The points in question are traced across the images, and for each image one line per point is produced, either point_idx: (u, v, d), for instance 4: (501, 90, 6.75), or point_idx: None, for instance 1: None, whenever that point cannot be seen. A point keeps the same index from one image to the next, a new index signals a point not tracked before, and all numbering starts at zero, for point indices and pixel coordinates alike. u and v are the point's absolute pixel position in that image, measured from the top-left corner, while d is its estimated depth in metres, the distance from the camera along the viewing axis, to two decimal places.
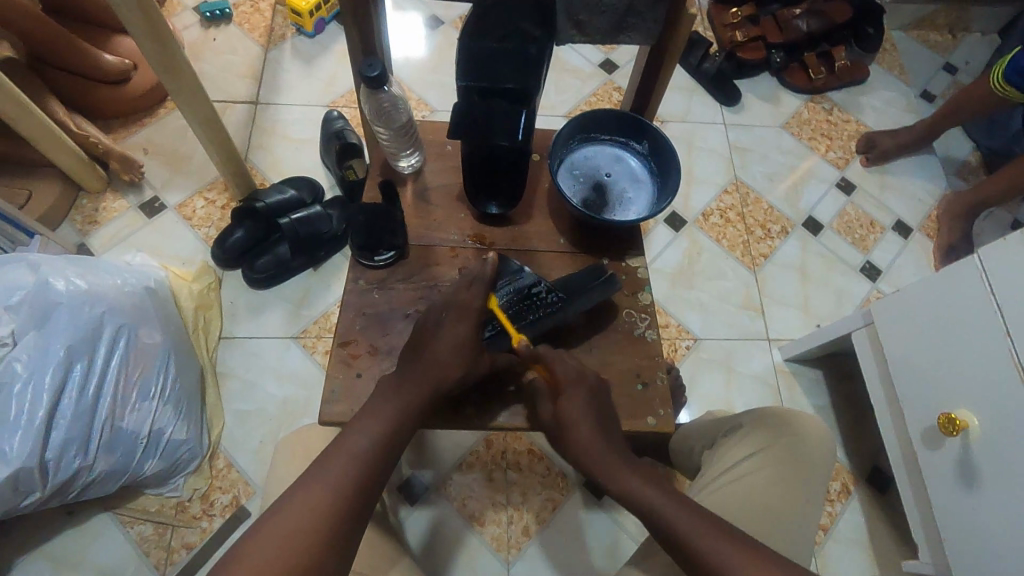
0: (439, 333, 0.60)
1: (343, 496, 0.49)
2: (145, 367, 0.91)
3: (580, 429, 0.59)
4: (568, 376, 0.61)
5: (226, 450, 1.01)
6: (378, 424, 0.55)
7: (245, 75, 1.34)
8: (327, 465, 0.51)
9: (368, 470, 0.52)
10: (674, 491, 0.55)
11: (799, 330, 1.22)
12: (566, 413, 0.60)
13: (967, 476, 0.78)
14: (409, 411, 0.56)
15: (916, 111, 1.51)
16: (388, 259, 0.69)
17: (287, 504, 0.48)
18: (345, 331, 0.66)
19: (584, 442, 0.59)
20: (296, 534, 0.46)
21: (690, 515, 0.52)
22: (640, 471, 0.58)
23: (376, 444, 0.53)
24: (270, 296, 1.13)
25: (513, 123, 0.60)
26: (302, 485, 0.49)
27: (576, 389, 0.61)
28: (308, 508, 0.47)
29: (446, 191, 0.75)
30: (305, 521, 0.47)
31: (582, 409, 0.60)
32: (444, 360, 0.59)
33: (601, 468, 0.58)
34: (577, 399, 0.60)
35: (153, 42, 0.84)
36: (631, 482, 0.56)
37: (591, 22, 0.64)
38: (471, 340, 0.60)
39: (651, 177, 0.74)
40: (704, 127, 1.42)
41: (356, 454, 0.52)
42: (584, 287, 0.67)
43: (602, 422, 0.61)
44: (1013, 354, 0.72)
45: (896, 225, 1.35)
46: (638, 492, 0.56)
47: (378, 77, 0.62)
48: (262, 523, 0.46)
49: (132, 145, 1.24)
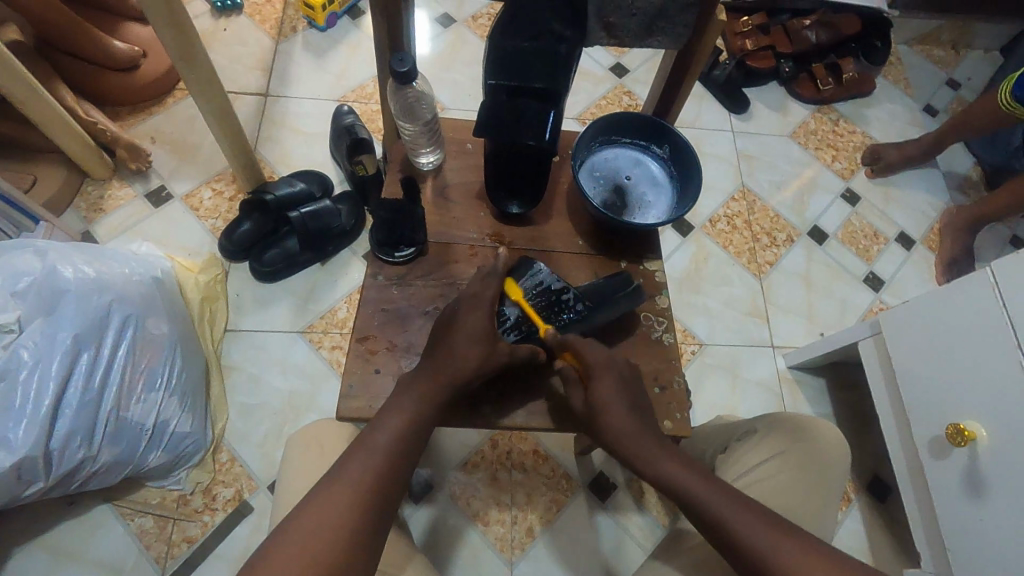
0: (455, 326, 0.59)
1: (367, 495, 0.49)
2: (151, 358, 0.90)
3: (615, 409, 0.59)
4: (599, 361, 0.61)
5: (229, 444, 1.00)
6: (398, 420, 0.54)
7: (255, 66, 1.33)
8: (349, 463, 0.50)
9: (391, 467, 0.51)
10: (708, 478, 0.55)
11: (803, 338, 1.23)
12: (598, 395, 0.60)
13: (972, 487, 0.79)
14: (428, 406, 0.56)
15: (920, 124, 1.53)
16: (408, 256, 0.69)
17: (311, 504, 0.47)
18: (363, 326, 0.65)
19: (615, 423, 0.59)
20: (322, 532, 0.45)
21: (726, 497, 0.53)
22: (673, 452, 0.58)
23: (397, 440, 0.53)
24: (277, 289, 1.12)
25: (540, 122, 0.60)
26: (325, 482, 0.49)
27: (606, 371, 0.60)
28: (333, 508, 0.47)
29: (466, 189, 0.75)
30: (331, 519, 0.46)
31: (614, 390, 0.60)
32: (460, 353, 0.58)
33: (634, 451, 0.58)
34: (609, 379, 0.60)
35: (171, 30, 0.84)
36: (664, 465, 0.57)
37: (621, 25, 0.64)
38: (489, 329, 0.59)
39: (670, 181, 0.75)
40: (713, 134, 1.43)
41: (379, 451, 0.52)
42: (612, 296, 0.67)
43: (634, 403, 0.60)
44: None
45: (899, 237, 1.37)
46: (674, 480, 0.56)
47: (408, 73, 0.61)
48: (287, 523, 0.46)
49: (139, 133, 1.22)
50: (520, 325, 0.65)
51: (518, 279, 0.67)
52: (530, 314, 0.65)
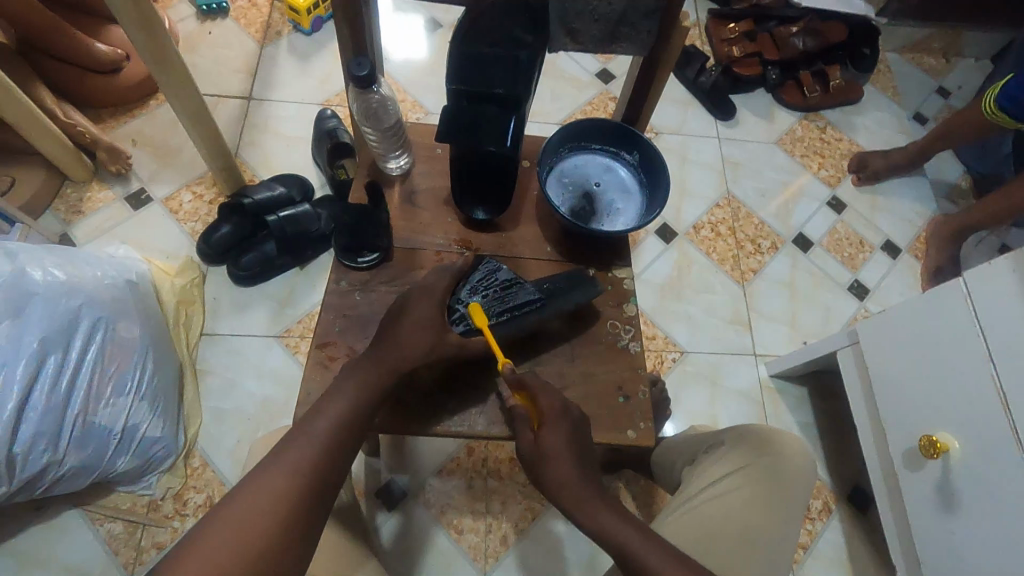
0: (403, 315, 0.59)
1: (299, 486, 0.48)
2: (121, 362, 0.89)
3: (560, 465, 0.57)
4: (552, 408, 0.59)
5: (201, 449, 0.99)
6: (338, 409, 0.54)
7: (239, 70, 1.33)
8: (284, 453, 0.50)
9: (327, 459, 0.51)
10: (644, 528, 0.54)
11: (785, 346, 1.22)
12: (545, 447, 0.57)
13: (946, 500, 0.78)
14: (368, 395, 0.55)
15: (908, 132, 1.52)
16: (371, 262, 0.68)
17: (243, 491, 0.47)
18: (324, 332, 0.65)
19: (561, 473, 0.57)
20: (251, 523, 0.45)
21: (664, 566, 0.51)
22: (617, 511, 0.56)
23: (335, 428, 0.53)
24: (254, 293, 1.11)
25: (500, 128, 0.59)
26: (259, 473, 0.48)
27: (559, 420, 0.58)
28: (265, 497, 0.47)
29: (434, 195, 0.74)
30: (262, 510, 0.46)
31: (565, 439, 0.58)
32: (407, 342, 0.58)
33: (575, 503, 0.56)
34: (562, 429, 0.58)
35: (143, 32, 0.83)
36: (604, 520, 0.55)
37: (584, 30, 0.63)
38: (437, 320, 0.59)
39: (640, 188, 0.74)
40: (698, 140, 1.42)
41: (316, 444, 0.51)
42: (564, 288, 0.67)
43: (581, 456, 0.58)
44: (994, 378, 0.72)
45: (885, 245, 1.36)
46: (613, 530, 0.55)
47: (369, 76, 0.61)
48: (213, 514, 0.45)
49: (120, 135, 1.22)
50: (469, 318, 0.63)
51: (472, 274, 0.66)
52: (480, 307, 0.64)
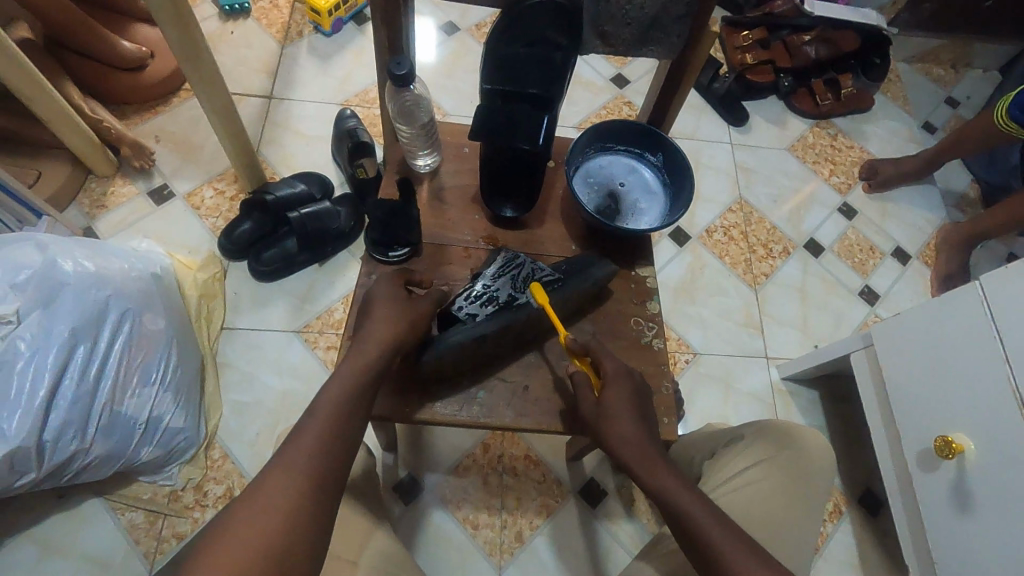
0: (372, 304, 0.62)
1: (312, 470, 0.49)
2: (146, 354, 0.91)
3: (623, 423, 0.59)
4: (617, 372, 0.62)
5: (222, 441, 1.00)
6: (334, 395, 0.54)
7: (261, 69, 1.35)
8: (297, 442, 0.50)
9: (334, 446, 0.51)
10: (703, 496, 0.55)
11: (796, 349, 1.23)
12: (610, 404, 0.60)
13: (959, 500, 0.79)
14: (365, 377, 0.56)
15: (918, 141, 1.54)
16: (402, 256, 0.70)
17: (263, 483, 0.47)
18: (355, 324, 0.66)
19: (623, 434, 0.58)
20: (269, 519, 0.45)
21: (723, 531, 0.52)
22: (673, 468, 0.57)
23: (340, 411, 0.53)
24: (274, 289, 1.13)
25: (533, 127, 0.61)
26: (268, 471, 0.48)
27: (623, 381, 0.61)
28: (284, 485, 0.47)
29: (462, 192, 0.76)
30: (277, 506, 0.46)
31: (628, 401, 0.60)
32: (381, 322, 0.59)
33: (638, 462, 0.57)
34: (624, 392, 0.60)
35: (177, 30, 0.85)
36: (668, 481, 0.55)
37: (616, 34, 0.65)
38: (404, 301, 0.62)
39: (663, 189, 0.76)
40: (711, 145, 1.44)
41: (319, 435, 0.51)
42: (584, 265, 0.69)
43: (645, 420, 0.60)
44: (1010, 379, 0.74)
45: (895, 251, 1.37)
46: (675, 493, 0.55)
47: (406, 77, 0.63)
48: (231, 517, 0.45)
49: (144, 132, 1.24)
50: (482, 297, 0.65)
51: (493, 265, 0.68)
52: (496, 288, 0.66)
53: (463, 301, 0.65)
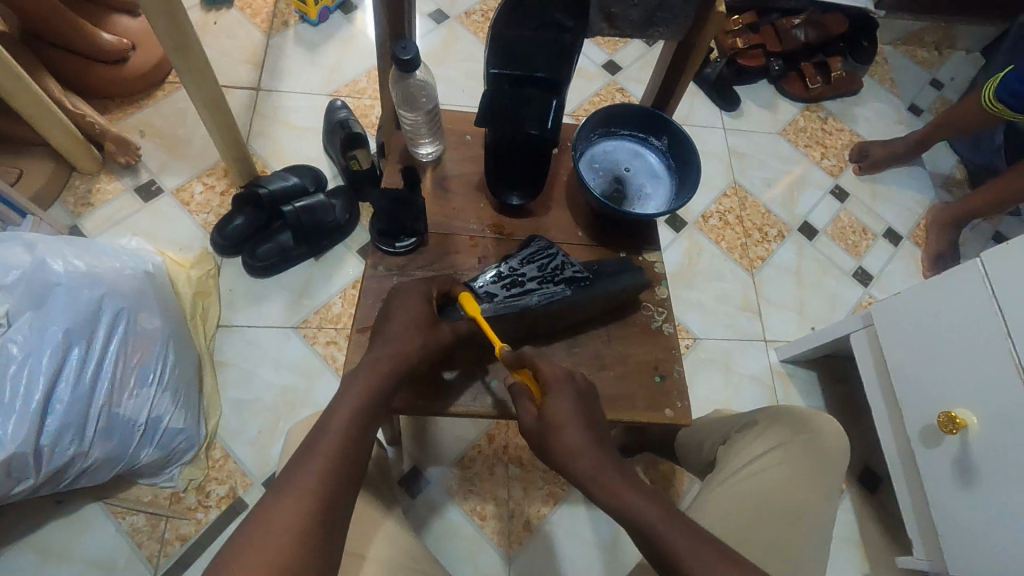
0: (391, 316, 0.59)
1: (319, 494, 0.47)
2: (144, 354, 0.88)
3: (569, 430, 0.55)
4: (556, 375, 0.58)
5: (222, 441, 0.99)
6: (346, 414, 0.52)
7: (247, 60, 1.31)
8: (303, 466, 0.48)
9: (346, 466, 0.49)
10: (670, 508, 0.52)
11: (794, 332, 1.25)
12: (551, 415, 0.56)
13: (963, 475, 0.81)
14: (373, 397, 0.54)
15: (906, 123, 1.56)
16: (408, 246, 0.69)
17: (267, 511, 0.45)
18: (364, 316, 0.65)
19: (574, 442, 0.55)
20: (277, 544, 0.43)
21: (695, 541, 0.50)
22: (630, 480, 0.54)
23: (347, 432, 0.51)
24: (270, 284, 1.11)
25: (542, 111, 0.60)
26: (275, 495, 0.46)
27: (563, 384, 0.58)
28: (291, 510, 0.45)
29: (466, 180, 0.74)
30: (286, 533, 0.44)
31: (573, 404, 0.57)
32: (400, 341, 0.57)
33: (592, 478, 0.54)
34: (568, 393, 0.57)
35: (165, 20, 0.82)
36: (633, 500, 0.53)
37: (623, 15, 0.62)
38: (426, 316, 0.60)
39: (668, 173, 0.75)
40: (705, 130, 1.44)
41: (327, 457, 0.49)
42: (614, 269, 0.68)
43: (590, 424, 0.57)
44: (1013, 354, 0.75)
45: (887, 233, 1.39)
46: (632, 507, 0.52)
47: (411, 59, 0.60)
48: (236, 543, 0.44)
49: (128, 126, 1.20)
50: (506, 280, 0.65)
51: (523, 251, 0.67)
52: (522, 272, 0.66)
53: (486, 278, 0.65)
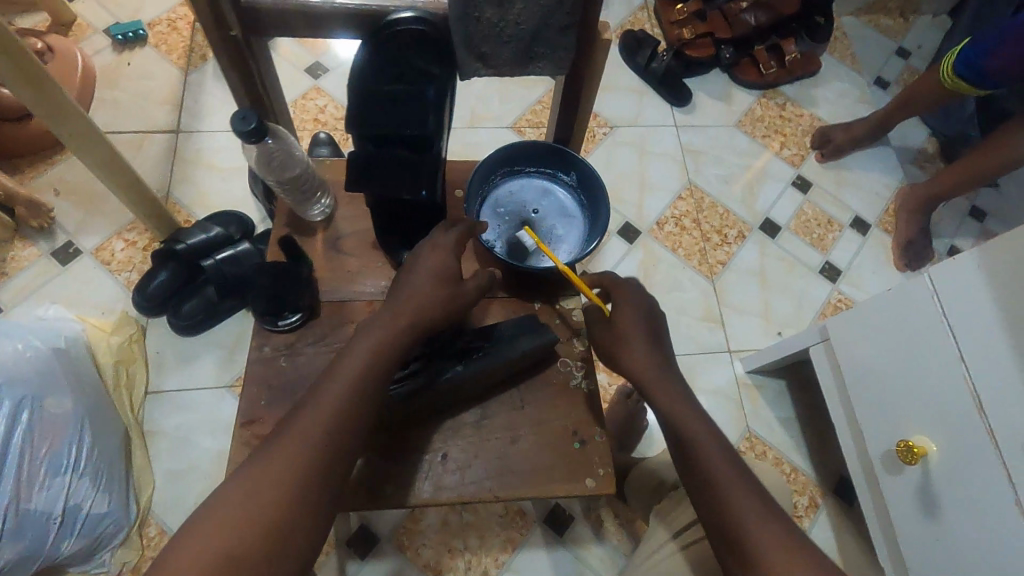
0: (413, 269, 0.58)
1: (290, 478, 0.48)
2: (53, 441, 0.83)
3: (636, 347, 0.60)
4: (633, 300, 0.61)
5: (157, 516, 0.94)
6: (340, 387, 0.52)
7: (165, 101, 1.25)
8: (286, 438, 0.50)
9: (324, 449, 0.50)
10: (718, 437, 0.57)
11: (760, 339, 1.19)
12: (622, 328, 0.60)
13: (927, 506, 0.74)
14: (371, 372, 0.53)
15: (870, 100, 1.48)
16: (294, 323, 0.63)
17: (236, 484, 0.48)
18: (248, 408, 0.60)
19: (634, 357, 0.60)
20: (243, 518, 0.46)
21: (733, 471, 0.55)
22: (685, 397, 0.59)
23: (336, 410, 0.51)
24: (200, 342, 1.05)
25: (414, 176, 0.54)
26: (250, 469, 0.48)
27: (636, 305, 0.61)
28: (256, 493, 0.47)
29: (360, 238, 0.68)
30: (257, 511, 0.46)
31: (642, 326, 0.61)
32: (418, 295, 0.56)
33: (653, 385, 0.59)
34: (639, 315, 0.61)
35: (30, 91, 0.75)
36: (683, 409, 0.58)
37: (495, 54, 0.54)
38: (452, 276, 0.58)
39: (581, 210, 0.70)
40: (656, 129, 1.37)
41: (302, 440, 0.49)
42: (515, 331, 0.62)
43: (660, 347, 0.61)
44: (968, 380, 0.68)
45: (854, 222, 1.32)
46: (680, 416, 0.58)
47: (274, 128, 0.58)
48: (212, 505, 0.47)
49: (40, 185, 1.14)
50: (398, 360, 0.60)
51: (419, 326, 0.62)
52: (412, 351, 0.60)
53: None
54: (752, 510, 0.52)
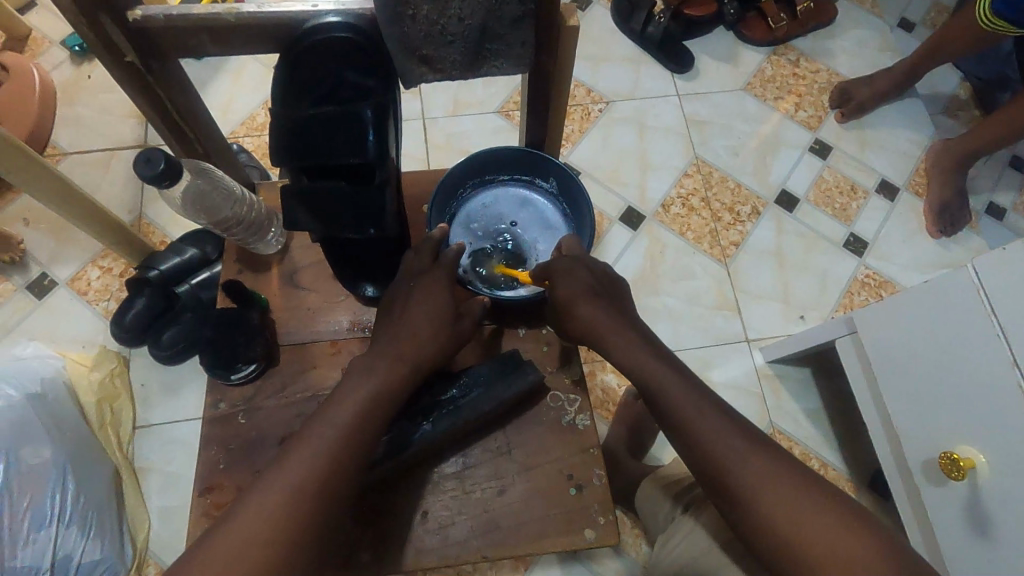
0: (409, 307, 0.53)
1: (270, 536, 0.42)
2: (36, 493, 0.81)
3: (586, 309, 0.55)
4: (566, 265, 0.57)
5: (155, 555, 0.91)
6: (329, 436, 0.47)
7: (129, 114, 1.18)
8: (266, 488, 0.44)
9: (310, 506, 0.44)
10: (719, 407, 0.50)
11: (781, 324, 1.10)
12: (565, 295, 0.56)
13: (977, 521, 0.66)
14: (366, 421, 0.48)
15: (894, 47, 1.34)
16: (246, 376, 0.57)
17: (208, 545, 0.42)
18: (207, 474, 0.54)
19: (591, 321, 0.55)
20: (237, 564, 0.41)
21: (739, 441, 0.48)
22: (666, 363, 0.53)
23: (320, 460, 0.46)
24: (184, 371, 1.00)
25: (358, 211, 0.47)
26: (224, 526, 0.43)
27: (573, 267, 0.57)
28: (230, 554, 0.41)
29: (320, 270, 0.62)
30: (253, 554, 0.41)
31: (585, 286, 0.56)
32: (419, 331, 0.52)
33: (623, 359, 0.54)
34: (580, 276, 0.56)
35: None
36: (665, 379, 0.52)
37: (441, 57, 0.46)
38: (450, 314, 0.54)
39: (562, 218, 0.65)
40: (656, 101, 1.25)
41: (286, 495, 0.44)
42: (491, 376, 0.56)
43: (615, 307, 0.56)
44: (1022, 387, 0.59)
45: (880, 186, 1.21)
46: (660, 388, 0.51)
47: (197, 165, 0.55)
48: (199, 550, 0.42)
49: (8, 216, 1.09)
50: None
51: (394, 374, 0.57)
52: None
53: None
54: (771, 481, 0.46)
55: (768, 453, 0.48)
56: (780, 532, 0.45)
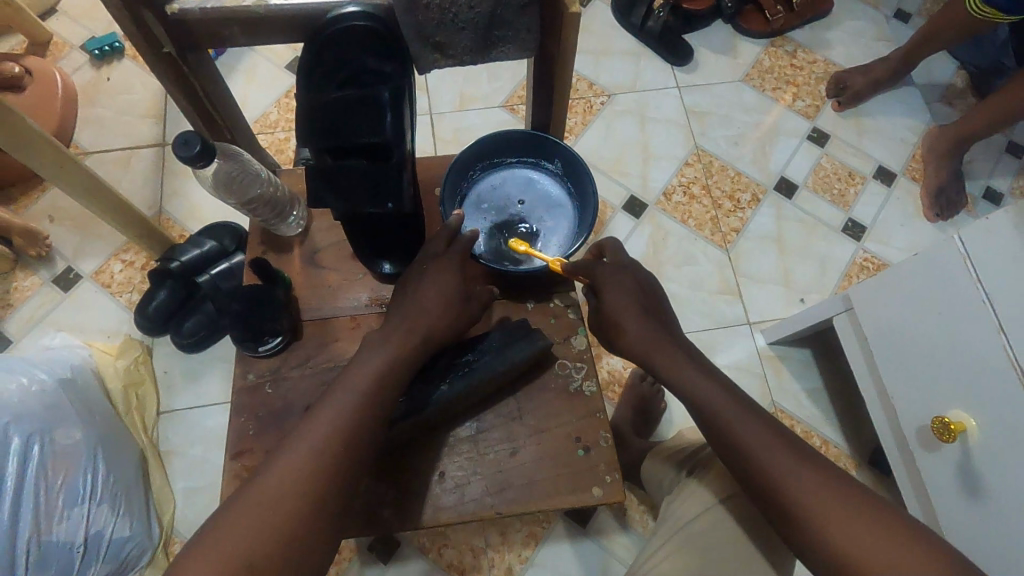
0: (421, 284, 0.57)
1: (294, 496, 0.46)
2: (67, 473, 0.84)
3: (627, 321, 0.58)
4: (612, 274, 0.60)
5: (180, 534, 0.95)
6: (343, 405, 0.50)
7: (148, 114, 1.22)
8: (288, 452, 0.48)
9: (329, 468, 0.47)
10: (753, 409, 0.53)
11: (781, 307, 1.13)
12: (609, 305, 0.59)
13: (968, 482, 0.69)
14: (379, 392, 0.51)
15: (890, 37, 1.36)
16: (274, 348, 0.60)
17: (238, 502, 0.45)
18: (236, 440, 0.58)
19: (631, 333, 0.58)
20: (267, 517, 0.44)
21: (770, 436, 0.51)
22: (699, 366, 0.56)
23: (338, 426, 0.49)
24: (205, 359, 1.04)
25: (376, 186, 0.50)
26: (252, 487, 0.46)
27: (614, 279, 0.60)
28: (259, 511, 0.45)
29: (339, 250, 0.65)
30: (282, 508, 0.45)
31: (626, 297, 0.59)
32: (427, 305, 0.56)
33: (659, 362, 0.57)
34: (622, 288, 0.59)
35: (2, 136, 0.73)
36: (700, 382, 0.55)
37: (453, 43, 0.50)
38: (460, 292, 0.57)
39: (568, 198, 0.68)
40: (657, 93, 1.29)
41: (308, 460, 0.47)
42: (503, 344, 0.59)
43: (653, 316, 0.59)
44: (1007, 349, 0.62)
45: (878, 172, 1.24)
46: (697, 387, 0.55)
47: (225, 148, 0.58)
48: (231, 504, 0.45)
49: (35, 214, 1.13)
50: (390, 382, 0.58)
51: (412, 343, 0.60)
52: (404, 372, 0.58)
53: None
54: (805, 478, 0.48)
55: (799, 451, 0.50)
56: (813, 522, 0.47)
